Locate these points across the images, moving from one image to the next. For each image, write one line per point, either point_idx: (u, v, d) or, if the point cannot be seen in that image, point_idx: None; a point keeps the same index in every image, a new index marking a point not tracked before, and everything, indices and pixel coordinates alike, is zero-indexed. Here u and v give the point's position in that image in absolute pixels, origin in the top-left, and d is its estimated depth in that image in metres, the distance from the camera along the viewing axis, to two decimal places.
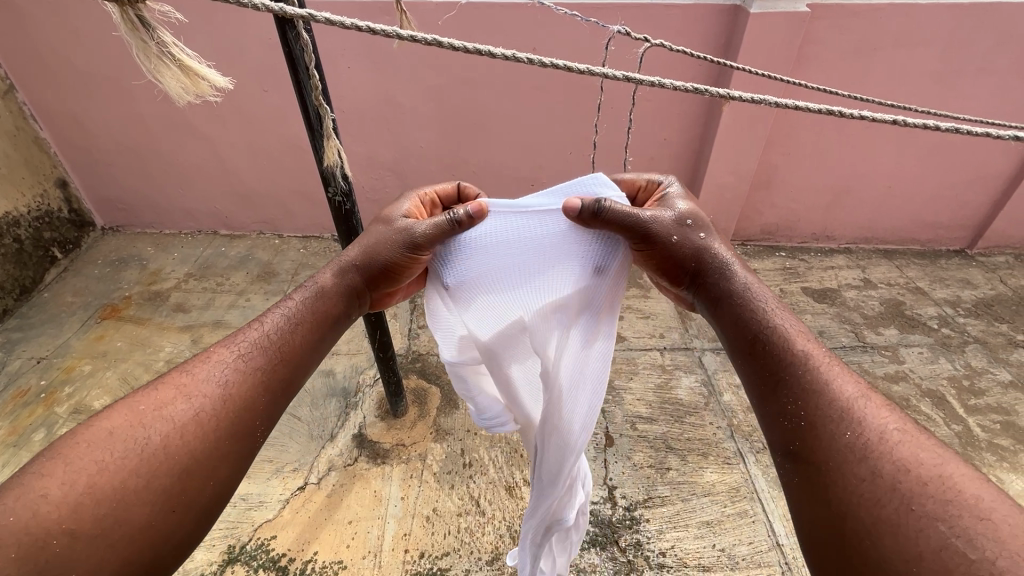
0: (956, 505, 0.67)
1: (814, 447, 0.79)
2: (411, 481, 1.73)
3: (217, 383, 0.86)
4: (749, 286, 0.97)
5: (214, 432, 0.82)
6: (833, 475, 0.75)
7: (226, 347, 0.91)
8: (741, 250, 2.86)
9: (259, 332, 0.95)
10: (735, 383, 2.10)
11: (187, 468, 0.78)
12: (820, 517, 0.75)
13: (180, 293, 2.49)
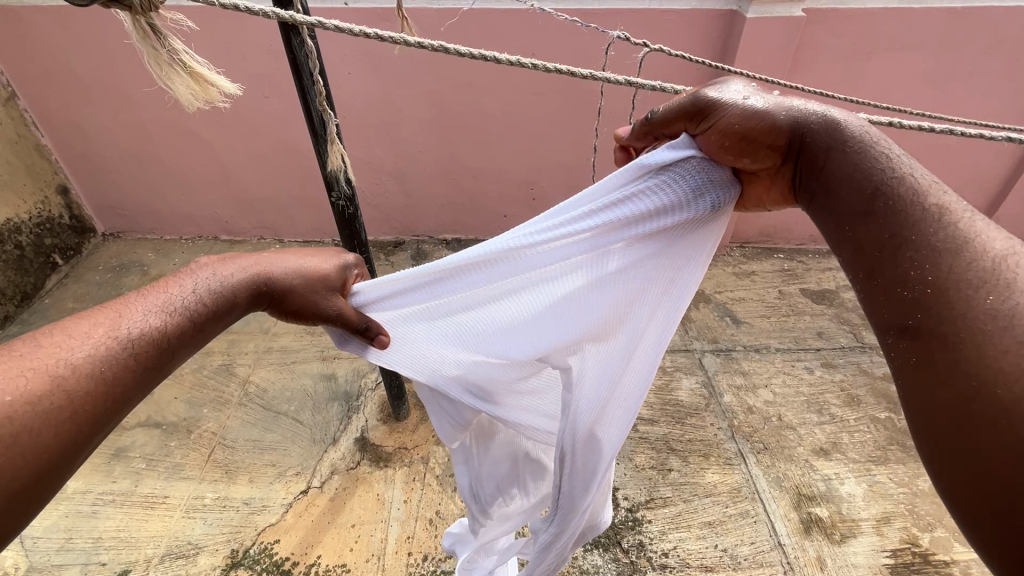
0: None
1: (918, 298, 0.60)
2: (413, 484, 1.74)
3: (125, 340, 0.74)
4: (858, 140, 0.73)
5: (123, 392, 0.72)
6: (942, 331, 0.57)
7: (114, 309, 0.75)
8: (739, 252, 2.88)
9: (178, 292, 0.81)
10: (735, 385, 2.11)
11: (91, 431, 0.68)
12: (917, 375, 0.58)
13: None
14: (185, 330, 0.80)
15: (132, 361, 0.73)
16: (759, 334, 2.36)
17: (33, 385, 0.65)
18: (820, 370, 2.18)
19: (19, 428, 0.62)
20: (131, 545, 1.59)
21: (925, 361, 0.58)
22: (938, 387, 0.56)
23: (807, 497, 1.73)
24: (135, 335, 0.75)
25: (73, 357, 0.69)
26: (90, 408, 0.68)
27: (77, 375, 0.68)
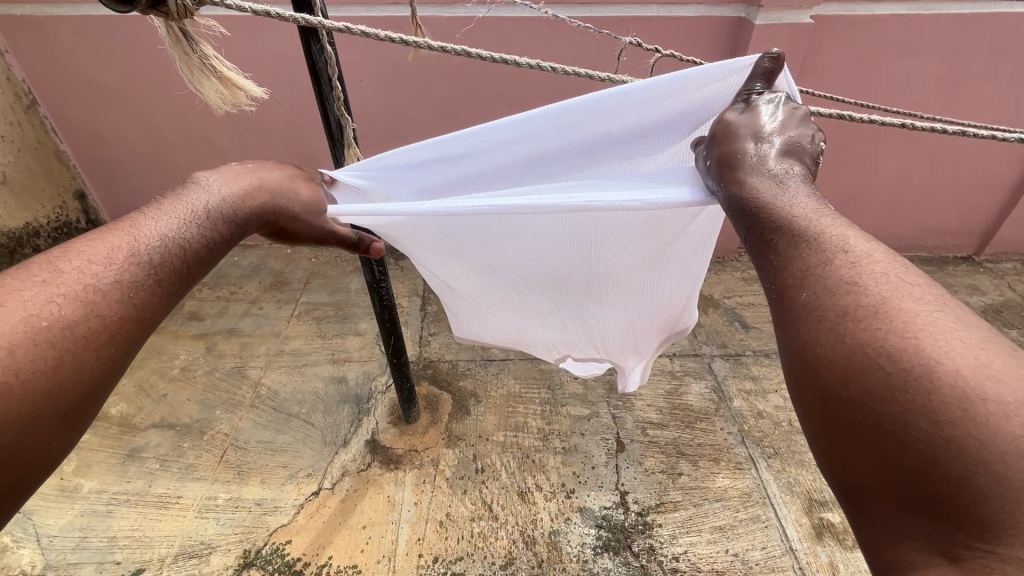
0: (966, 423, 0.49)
1: (786, 311, 0.64)
2: (423, 486, 1.75)
3: (145, 265, 0.74)
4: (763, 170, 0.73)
5: (153, 313, 0.74)
6: (806, 339, 0.61)
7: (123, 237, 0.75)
8: (748, 257, 2.90)
9: (182, 219, 0.81)
10: (745, 390, 2.11)
11: (128, 351, 0.71)
12: (798, 377, 0.62)
13: (195, 302, 2.53)
14: (199, 254, 0.81)
15: (158, 282, 0.75)
16: (768, 339, 2.36)
17: (70, 314, 0.66)
18: None
19: (64, 348, 0.64)
20: (145, 544, 1.60)
21: (801, 372, 0.61)
22: (817, 389, 0.59)
23: (819, 502, 1.72)
24: (153, 260, 0.75)
25: (98, 281, 0.70)
26: (127, 327, 0.70)
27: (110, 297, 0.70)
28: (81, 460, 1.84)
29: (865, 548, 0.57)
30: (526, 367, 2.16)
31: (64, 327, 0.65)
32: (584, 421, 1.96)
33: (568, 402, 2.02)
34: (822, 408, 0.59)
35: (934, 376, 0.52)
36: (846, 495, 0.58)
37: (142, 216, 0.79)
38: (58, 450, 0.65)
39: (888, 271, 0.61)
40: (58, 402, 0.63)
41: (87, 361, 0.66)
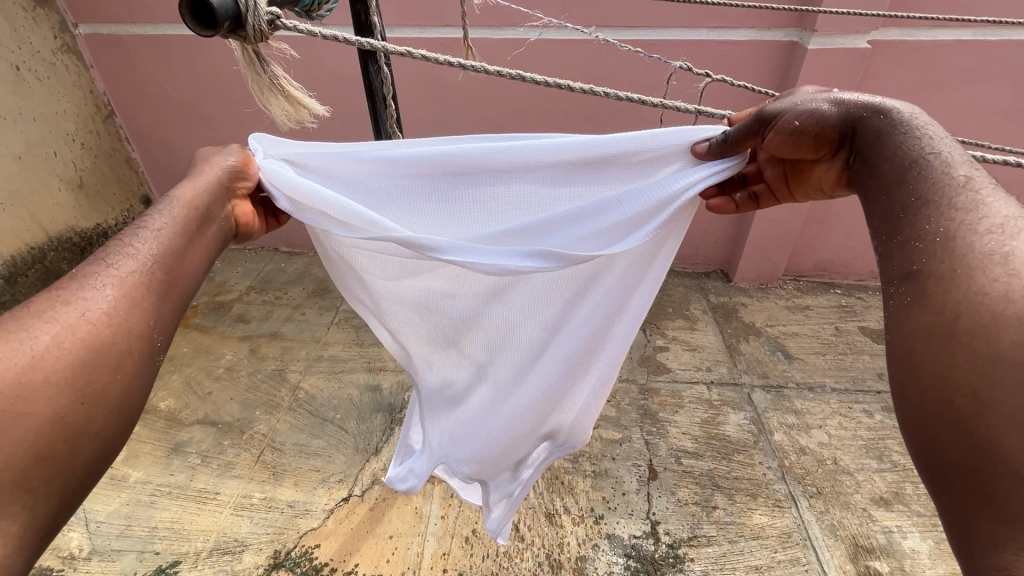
0: None
1: (942, 270, 0.62)
2: (451, 501, 1.74)
3: (117, 260, 0.80)
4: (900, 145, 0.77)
5: (141, 303, 0.78)
6: (974, 294, 0.58)
7: (102, 261, 0.80)
8: (793, 285, 2.81)
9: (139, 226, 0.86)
10: (787, 423, 2.02)
11: (130, 338, 0.75)
12: (947, 340, 0.58)
13: (242, 305, 2.65)
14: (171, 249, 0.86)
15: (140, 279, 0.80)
16: (814, 372, 2.26)
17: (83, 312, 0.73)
18: (880, 415, 2.07)
19: (47, 332, 0.69)
20: (183, 537, 1.66)
21: (932, 334, 0.59)
22: (983, 353, 0.55)
23: (866, 549, 1.62)
24: (123, 254, 0.81)
25: (83, 290, 0.75)
26: (117, 318, 0.75)
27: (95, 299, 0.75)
28: (130, 451, 1.93)
29: (969, 527, 0.53)
30: None
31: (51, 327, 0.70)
32: (617, 446, 1.92)
33: (600, 424, 1.99)
34: (950, 371, 0.57)
35: None
36: (963, 473, 0.54)
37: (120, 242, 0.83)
38: (86, 421, 0.68)
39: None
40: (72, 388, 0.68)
41: (75, 337, 0.70)
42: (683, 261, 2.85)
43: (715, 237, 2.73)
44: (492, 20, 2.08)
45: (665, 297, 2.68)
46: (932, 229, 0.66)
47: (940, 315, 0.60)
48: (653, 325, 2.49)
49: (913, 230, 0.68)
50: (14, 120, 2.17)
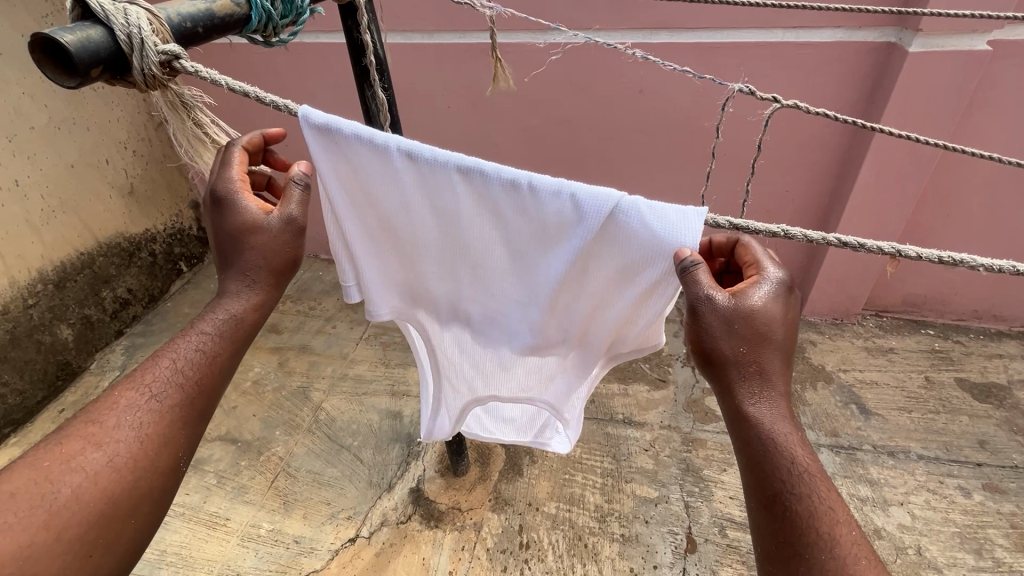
0: (840, 550, 0.77)
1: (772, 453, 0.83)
2: (461, 553, 1.61)
3: (147, 395, 0.85)
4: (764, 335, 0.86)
5: (152, 457, 0.82)
6: (788, 481, 0.81)
7: (135, 390, 0.85)
8: (874, 321, 2.44)
9: (182, 343, 0.91)
10: (859, 496, 1.72)
11: (141, 483, 0.81)
12: (768, 503, 0.82)
13: (276, 314, 2.62)
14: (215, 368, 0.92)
15: (163, 416, 0.85)
16: (896, 433, 1.92)
17: (104, 473, 0.78)
18: (979, 495, 1.73)
19: (72, 486, 0.76)
20: (189, 565, 1.63)
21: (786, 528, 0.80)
22: (783, 517, 0.80)
23: None
24: (156, 387, 0.86)
25: (111, 426, 0.82)
26: (129, 465, 0.80)
27: (109, 442, 0.80)
28: None
29: None
30: (591, 429, 1.94)
31: (82, 471, 0.77)
32: (650, 506, 1.70)
33: (633, 478, 1.78)
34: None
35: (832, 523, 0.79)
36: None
37: (137, 385, 0.86)
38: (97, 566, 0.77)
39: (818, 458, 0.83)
40: (74, 537, 0.74)
41: (93, 489, 0.77)
42: None
43: (782, 264, 2.41)
44: (535, 24, 1.91)
45: None
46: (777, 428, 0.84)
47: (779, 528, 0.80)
48: None
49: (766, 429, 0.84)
50: (68, 129, 2.24)
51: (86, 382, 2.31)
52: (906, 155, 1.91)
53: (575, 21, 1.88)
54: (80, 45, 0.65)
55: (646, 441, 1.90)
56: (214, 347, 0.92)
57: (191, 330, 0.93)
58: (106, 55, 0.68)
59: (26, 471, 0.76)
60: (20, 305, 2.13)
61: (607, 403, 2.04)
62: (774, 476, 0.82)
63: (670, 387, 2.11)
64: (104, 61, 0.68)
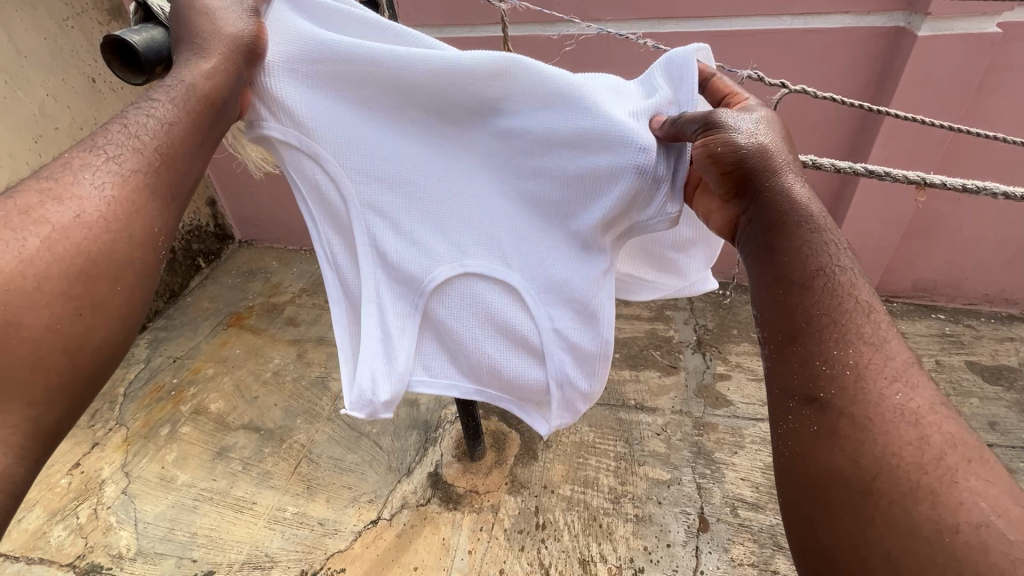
0: (896, 403, 0.57)
1: (809, 298, 0.65)
2: (480, 534, 1.66)
3: (108, 155, 0.70)
4: (782, 178, 0.73)
5: (127, 216, 0.68)
6: (829, 325, 0.62)
7: (90, 153, 0.70)
8: (884, 306, 2.46)
9: (133, 113, 0.76)
10: None
11: (122, 250, 0.66)
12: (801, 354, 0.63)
13: (294, 307, 2.69)
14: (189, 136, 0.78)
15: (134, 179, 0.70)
16: None
17: (77, 233, 0.64)
18: None
19: (36, 239, 0.61)
20: (219, 546, 1.70)
21: (827, 301, 0.64)
22: (817, 369, 0.61)
23: None
24: (116, 149, 0.71)
25: (76, 184, 0.67)
26: (101, 225, 0.65)
27: (72, 197, 0.65)
28: (179, 452, 2.00)
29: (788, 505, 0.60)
30: (604, 414, 1.99)
31: (47, 224, 0.62)
32: (663, 487, 1.74)
33: (646, 461, 1.82)
34: (838, 348, 0.61)
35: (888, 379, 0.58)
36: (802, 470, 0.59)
37: (93, 151, 0.70)
38: (80, 337, 0.62)
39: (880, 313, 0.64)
40: (52, 290, 0.60)
41: (66, 242, 0.63)
42: None
43: None
44: (544, 16, 1.93)
45: (730, 316, 2.41)
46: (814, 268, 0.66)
47: (820, 382, 0.60)
48: (715, 349, 2.25)
49: (802, 270, 0.67)
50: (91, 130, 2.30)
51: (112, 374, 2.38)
52: (915, 138, 1.91)
53: (584, 13, 1.91)
54: (146, 44, 0.81)
55: (658, 425, 1.94)
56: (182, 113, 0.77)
57: (142, 103, 0.77)
58: (165, 53, 0.84)
59: None
60: None
61: (619, 389, 2.09)
62: (816, 253, 0.67)
63: (681, 373, 2.14)
64: (164, 58, 0.84)
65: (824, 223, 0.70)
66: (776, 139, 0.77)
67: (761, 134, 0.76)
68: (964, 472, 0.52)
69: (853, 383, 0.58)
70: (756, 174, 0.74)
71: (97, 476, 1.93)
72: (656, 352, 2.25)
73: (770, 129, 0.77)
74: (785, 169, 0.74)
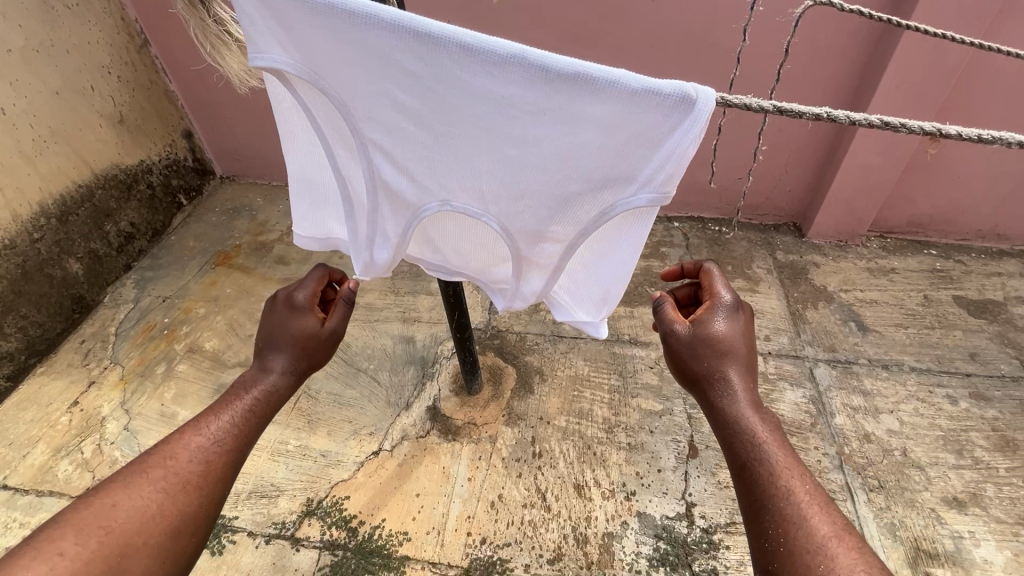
0: (819, 557, 0.83)
1: (754, 479, 0.95)
2: (479, 463, 1.72)
3: (211, 439, 0.96)
4: (726, 382, 1.05)
5: (199, 504, 0.89)
6: (770, 502, 0.91)
7: (197, 435, 0.95)
8: (878, 243, 2.46)
9: (200, 427, 0.96)
10: (853, 405, 1.82)
11: (192, 521, 0.87)
12: (754, 523, 0.92)
13: (283, 246, 2.62)
14: (247, 428, 1.01)
15: (184, 475, 0.89)
16: (891, 347, 2.01)
17: (174, 496, 0.87)
18: (966, 402, 1.83)
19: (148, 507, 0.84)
20: None
21: (765, 481, 0.93)
22: (761, 531, 0.90)
23: (928, 554, 1.45)
24: (217, 434, 0.97)
25: (178, 460, 0.91)
26: (146, 522, 0.83)
27: (123, 500, 0.83)
28: (178, 389, 2.02)
29: None
30: (599, 349, 2.02)
31: (150, 499, 0.85)
32: (655, 418, 1.80)
33: (639, 393, 1.87)
34: (770, 516, 0.90)
35: (810, 537, 0.86)
36: None
37: (199, 428, 0.96)
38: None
39: (814, 490, 0.91)
40: (152, 543, 0.82)
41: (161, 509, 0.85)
42: (750, 213, 2.51)
43: (791, 185, 2.38)
44: None
45: (725, 252, 2.40)
46: (754, 453, 0.97)
47: (765, 546, 0.89)
48: None
49: (745, 454, 0.97)
50: (48, 53, 2.12)
51: (102, 315, 2.34)
52: (928, 64, 1.83)
53: None
54: None
55: (651, 359, 1.98)
56: (232, 428, 0.98)
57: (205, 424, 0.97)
58: None
59: (114, 484, 0.85)
60: (27, 239, 2.12)
61: (613, 325, 2.10)
62: (749, 448, 0.97)
63: None
64: None
65: (747, 416, 1.01)
66: (726, 333, 1.08)
67: (711, 327, 1.08)
68: None
69: (780, 539, 0.87)
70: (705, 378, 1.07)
71: (97, 413, 1.95)
72: (651, 289, 2.25)
73: (723, 318, 1.09)
74: (726, 372, 1.06)
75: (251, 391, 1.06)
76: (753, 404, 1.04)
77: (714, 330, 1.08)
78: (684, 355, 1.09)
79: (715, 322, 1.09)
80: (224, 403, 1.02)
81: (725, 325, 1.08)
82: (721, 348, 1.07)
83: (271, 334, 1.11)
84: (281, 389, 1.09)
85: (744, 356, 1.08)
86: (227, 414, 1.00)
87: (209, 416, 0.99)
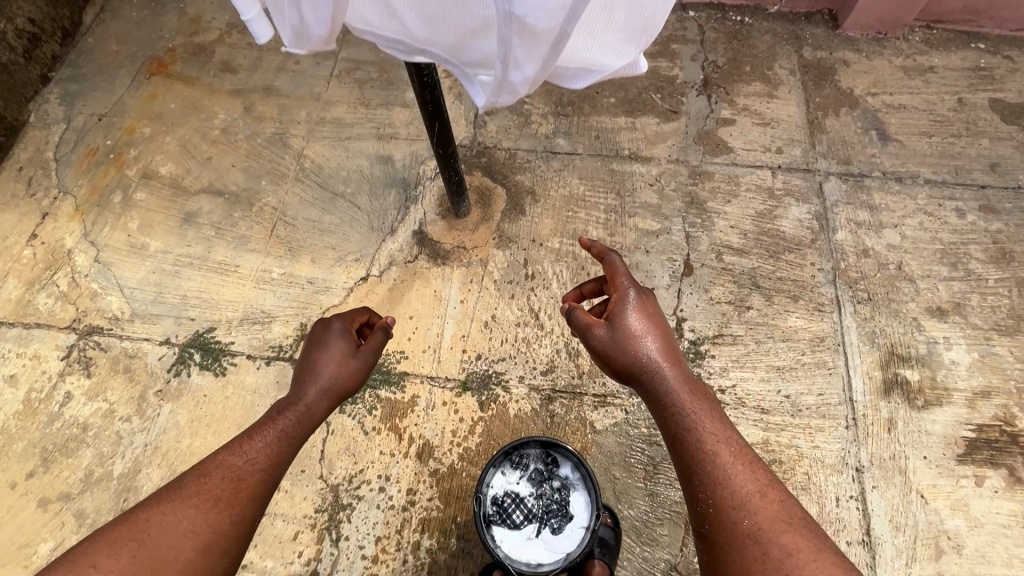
0: (751, 518, 0.89)
1: (689, 458, 0.97)
2: (471, 286, 1.69)
3: (245, 459, 0.98)
4: (654, 366, 1.05)
5: (227, 525, 0.91)
6: (706, 471, 0.95)
7: (230, 454, 0.98)
8: (922, 35, 2.12)
9: (238, 446, 0.99)
10: (856, 220, 1.75)
11: (220, 545, 0.89)
12: (695, 499, 0.95)
13: (225, 49, 2.20)
14: (280, 450, 1.02)
15: (216, 493, 0.92)
16: (910, 158, 1.86)
17: (200, 517, 0.89)
18: (973, 215, 1.76)
19: (176, 530, 0.87)
20: (214, 306, 1.72)
21: (698, 452, 0.97)
22: (702, 507, 0.94)
23: (901, 358, 1.53)
24: (251, 454, 0.99)
25: (209, 480, 0.93)
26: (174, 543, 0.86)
27: (151, 518, 0.87)
28: (143, 219, 1.87)
29: None
30: (596, 167, 1.85)
31: (178, 518, 0.88)
32: (652, 237, 1.73)
33: (637, 213, 1.77)
34: (708, 489, 0.93)
35: (743, 502, 0.91)
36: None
37: (232, 448, 0.99)
38: None
39: (745, 453, 0.97)
40: (181, 563, 0.85)
41: (190, 530, 0.87)
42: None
43: None
44: None
45: (745, 49, 2.07)
46: (687, 429, 0.99)
47: (704, 516, 0.93)
48: (723, 90, 1.98)
49: (678, 435, 1.00)
50: None
51: (32, 137, 2.05)
52: None
53: None
54: None
55: (652, 176, 1.83)
56: (266, 449, 1.00)
57: (243, 435, 1.02)
58: None
59: (151, 505, 0.89)
60: None
61: (613, 139, 1.89)
62: (684, 424, 1.00)
63: (682, 119, 1.93)
64: None
65: (677, 393, 1.03)
66: (645, 322, 1.09)
67: (630, 322, 1.08)
68: (791, 559, 0.84)
69: (718, 507, 0.92)
70: (632, 372, 1.07)
71: (61, 246, 1.83)
72: (657, 96, 1.97)
73: (637, 308, 1.10)
74: (651, 357, 1.06)
75: (298, 395, 1.08)
76: (678, 371, 1.06)
77: (631, 325, 1.08)
78: (610, 354, 1.08)
79: (632, 313, 1.09)
80: (264, 422, 1.04)
81: (641, 315, 1.09)
82: (643, 336, 1.07)
83: (319, 353, 1.13)
84: (320, 409, 1.09)
85: (667, 336, 1.09)
86: (268, 432, 1.02)
87: (255, 433, 1.02)
